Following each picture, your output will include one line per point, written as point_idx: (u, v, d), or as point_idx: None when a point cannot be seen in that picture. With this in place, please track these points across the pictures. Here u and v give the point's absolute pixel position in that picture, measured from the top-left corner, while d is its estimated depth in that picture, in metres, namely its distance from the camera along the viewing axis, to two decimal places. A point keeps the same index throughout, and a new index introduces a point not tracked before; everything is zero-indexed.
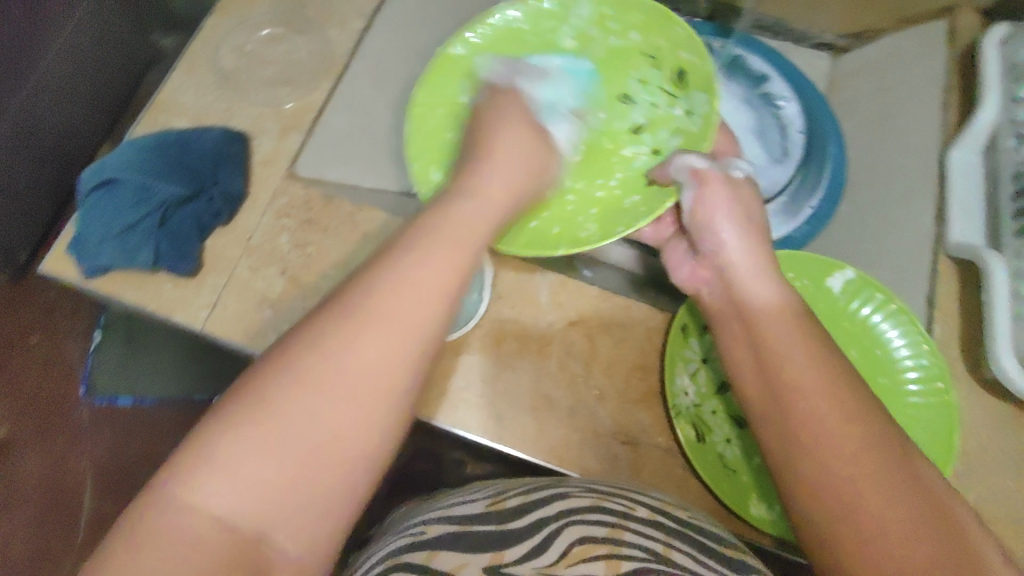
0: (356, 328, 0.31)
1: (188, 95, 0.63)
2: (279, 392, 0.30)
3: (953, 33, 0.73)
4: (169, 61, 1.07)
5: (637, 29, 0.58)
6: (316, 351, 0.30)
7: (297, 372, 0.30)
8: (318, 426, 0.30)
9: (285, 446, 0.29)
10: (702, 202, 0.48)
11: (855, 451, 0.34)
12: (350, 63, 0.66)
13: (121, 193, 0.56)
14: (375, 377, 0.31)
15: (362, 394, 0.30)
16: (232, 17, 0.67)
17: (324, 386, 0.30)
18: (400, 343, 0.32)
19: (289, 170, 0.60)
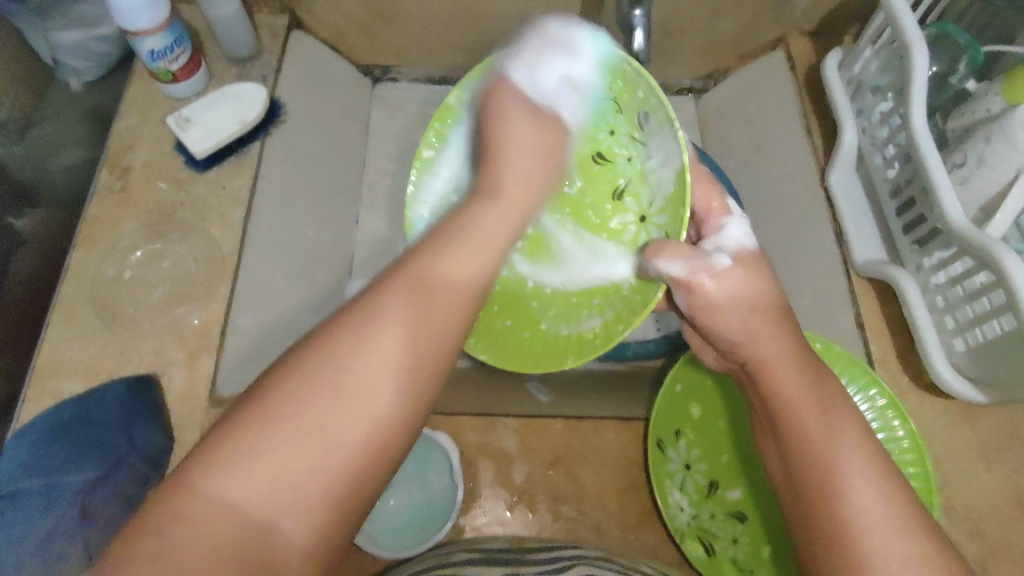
0: (375, 319, 0.36)
1: (72, 349, 0.57)
2: (303, 382, 0.34)
3: (793, 61, 0.78)
4: (32, 244, 0.73)
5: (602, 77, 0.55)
6: (341, 342, 0.35)
7: (293, 391, 0.33)
8: (340, 414, 0.34)
9: (307, 421, 0.33)
10: (699, 300, 0.48)
11: (849, 479, 0.40)
12: (242, 257, 0.62)
13: (26, 501, 0.50)
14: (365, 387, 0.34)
15: (365, 377, 0.34)
16: (99, 246, 0.62)
17: (349, 377, 0.34)
18: (384, 357, 0.35)
19: (211, 398, 0.56)
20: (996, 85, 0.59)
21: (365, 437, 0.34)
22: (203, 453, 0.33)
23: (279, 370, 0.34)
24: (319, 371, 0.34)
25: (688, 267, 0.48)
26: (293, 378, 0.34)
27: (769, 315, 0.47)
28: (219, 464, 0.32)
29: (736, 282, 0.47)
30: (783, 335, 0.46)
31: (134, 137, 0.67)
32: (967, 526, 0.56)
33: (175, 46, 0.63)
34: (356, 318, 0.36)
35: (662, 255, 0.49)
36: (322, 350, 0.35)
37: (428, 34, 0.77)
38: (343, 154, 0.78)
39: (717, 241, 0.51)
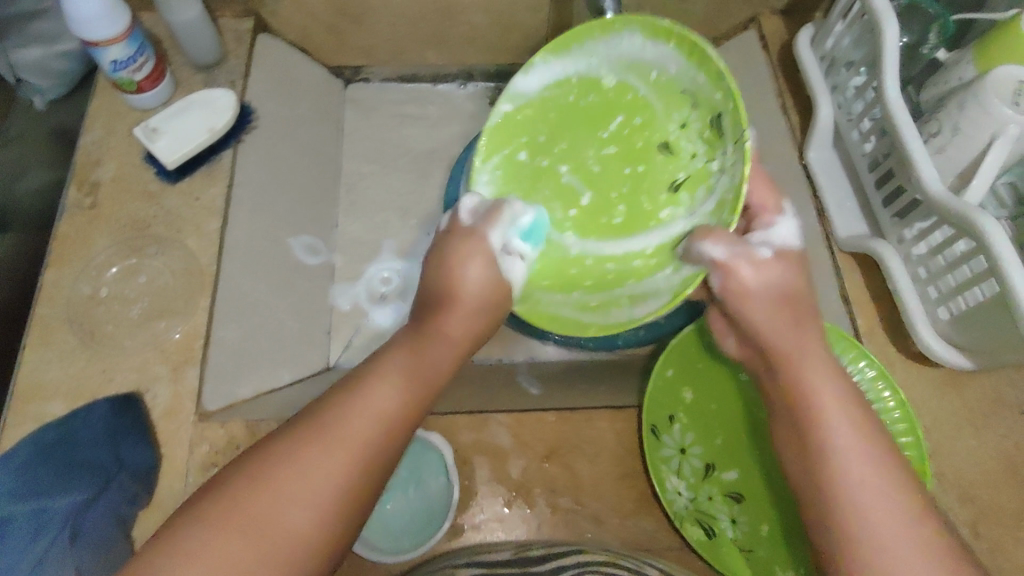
0: (319, 438, 0.37)
1: (50, 371, 0.56)
2: (259, 493, 0.35)
3: (765, 39, 0.78)
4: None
5: (674, 61, 0.49)
6: (297, 455, 0.37)
7: (245, 484, 0.36)
8: (277, 521, 0.35)
9: (258, 514, 0.35)
10: (748, 295, 0.46)
11: (882, 503, 0.39)
12: (221, 268, 0.61)
13: (13, 529, 0.48)
14: (306, 491, 0.36)
15: (314, 477, 0.36)
16: (73, 264, 0.60)
17: (301, 472, 0.36)
18: (334, 456, 0.37)
19: (197, 412, 0.55)
20: (966, 54, 0.59)
21: (301, 541, 0.35)
22: (163, 549, 0.34)
23: (225, 475, 0.37)
24: (276, 473, 0.36)
25: (731, 250, 0.44)
26: (246, 476, 0.36)
27: (796, 316, 0.46)
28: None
29: (774, 275, 0.46)
30: (801, 322, 0.45)
31: (101, 151, 0.65)
32: (959, 491, 0.57)
33: (137, 55, 0.61)
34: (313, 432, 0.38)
35: (717, 241, 0.44)
36: (263, 463, 0.37)
37: (396, 31, 0.76)
38: (319, 158, 0.77)
39: (765, 235, 0.48)
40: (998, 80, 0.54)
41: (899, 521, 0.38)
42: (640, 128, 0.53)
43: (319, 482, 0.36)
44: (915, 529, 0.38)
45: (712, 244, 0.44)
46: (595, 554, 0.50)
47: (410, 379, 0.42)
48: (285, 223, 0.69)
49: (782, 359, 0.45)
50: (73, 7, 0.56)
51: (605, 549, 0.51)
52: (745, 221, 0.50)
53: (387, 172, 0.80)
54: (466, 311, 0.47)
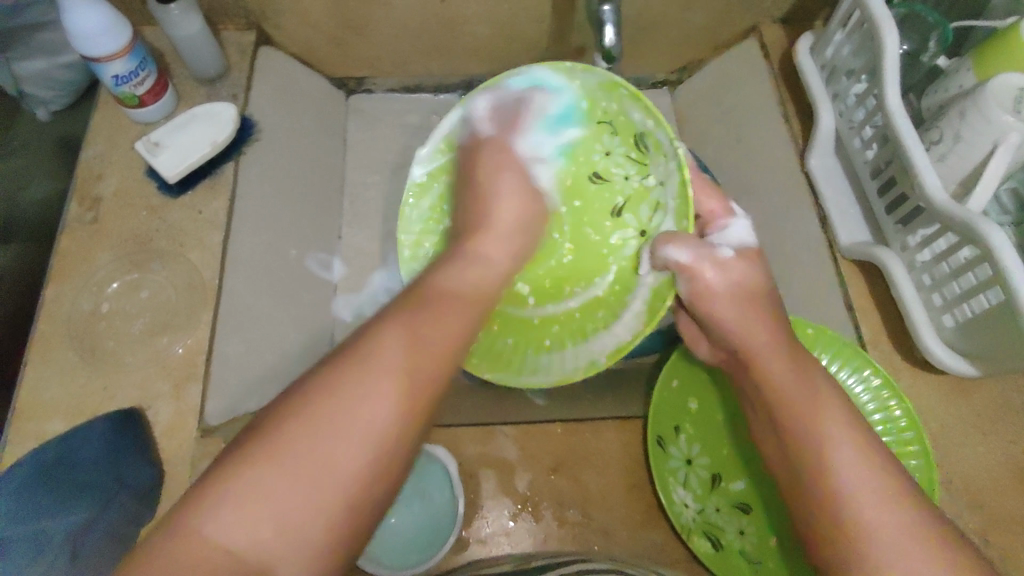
0: (370, 369, 0.37)
1: (52, 388, 0.55)
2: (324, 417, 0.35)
3: (765, 48, 0.78)
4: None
5: (587, 97, 0.57)
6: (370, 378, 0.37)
7: (314, 409, 0.36)
8: (342, 456, 0.35)
9: (308, 453, 0.34)
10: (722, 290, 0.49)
11: (864, 478, 0.41)
12: (223, 282, 0.61)
13: (11, 550, 0.48)
14: (359, 441, 0.35)
15: (369, 425, 0.36)
16: (75, 279, 0.60)
17: (357, 408, 0.36)
18: (398, 391, 0.37)
19: (199, 428, 0.55)
20: (968, 61, 0.59)
21: (309, 521, 0.33)
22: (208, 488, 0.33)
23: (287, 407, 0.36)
24: (336, 403, 0.36)
25: (693, 254, 0.50)
26: (314, 409, 0.36)
27: (765, 312, 0.49)
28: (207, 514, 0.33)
29: (737, 274, 0.49)
30: (767, 315, 0.48)
31: (102, 166, 0.65)
32: (968, 500, 0.56)
33: (139, 69, 0.61)
34: (361, 358, 0.38)
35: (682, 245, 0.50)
36: (332, 390, 0.36)
37: (398, 42, 0.76)
38: (322, 170, 0.77)
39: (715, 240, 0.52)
40: (998, 88, 0.54)
41: (881, 504, 0.40)
42: (569, 167, 0.61)
43: (350, 433, 0.35)
44: (893, 514, 0.39)
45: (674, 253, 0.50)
46: (604, 561, 0.49)
47: (478, 285, 0.47)
48: (287, 236, 0.69)
49: (752, 359, 0.47)
50: (76, 20, 0.56)
51: (610, 559, 0.50)
52: (699, 226, 0.55)
53: (389, 184, 0.80)
54: (496, 232, 0.53)
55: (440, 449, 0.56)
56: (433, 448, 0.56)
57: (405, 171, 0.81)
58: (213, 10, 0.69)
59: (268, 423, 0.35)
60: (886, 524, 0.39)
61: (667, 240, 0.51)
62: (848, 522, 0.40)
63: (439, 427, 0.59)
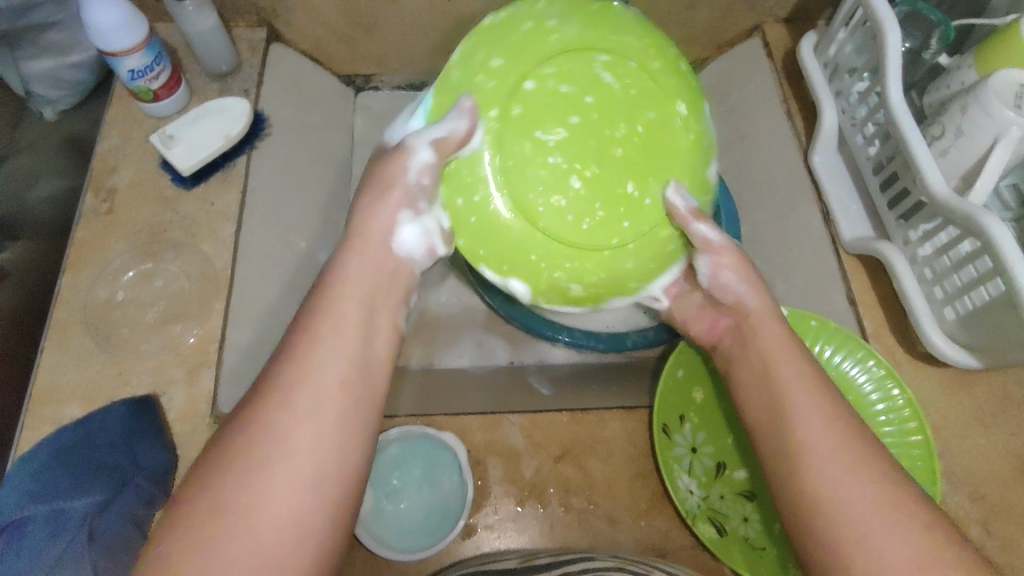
0: (290, 397, 0.37)
1: (68, 375, 0.56)
2: (230, 488, 0.34)
3: (769, 47, 0.79)
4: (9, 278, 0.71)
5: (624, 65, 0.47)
6: (280, 412, 0.36)
7: (234, 452, 0.35)
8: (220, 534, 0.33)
9: (243, 501, 0.34)
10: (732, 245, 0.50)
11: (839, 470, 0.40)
12: (236, 273, 0.62)
13: (32, 529, 0.49)
14: (291, 478, 0.35)
15: (302, 450, 0.36)
16: (90, 269, 0.61)
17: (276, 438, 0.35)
18: (322, 409, 0.37)
19: (212, 414, 0.56)
20: (969, 58, 0.60)
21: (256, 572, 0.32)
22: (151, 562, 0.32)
23: (215, 450, 0.36)
24: (260, 437, 0.35)
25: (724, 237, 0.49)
26: (226, 452, 0.35)
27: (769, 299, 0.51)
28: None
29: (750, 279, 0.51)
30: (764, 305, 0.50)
31: (117, 158, 0.66)
32: (969, 490, 0.57)
33: (154, 63, 0.62)
34: (275, 388, 0.37)
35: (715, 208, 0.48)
36: (250, 426, 0.36)
37: (406, 40, 0.77)
38: (331, 165, 0.78)
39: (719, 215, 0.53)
40: (1000, 84, 0.55)
41: (869, 496, 0.39)
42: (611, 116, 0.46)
43: (283, 462, 0.35)
44: (886, 510, 0.38)
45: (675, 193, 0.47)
46: (606, 561, 0.49)
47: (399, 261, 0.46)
48: (297, 229, 0.70)
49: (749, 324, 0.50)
50: (94, 13, 0.57)
51: (616, 556, 0.50)
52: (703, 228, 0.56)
53: None
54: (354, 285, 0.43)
55: (448, 436, 0.57)
56: (442, 434, 0.56)
57: None
58: (226, 6, 0.70)
59: (194, 475, 0.35)
60: (868, 513, 0.38)
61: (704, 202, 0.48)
62: (836, 527, 0.39)
63: (448, 415, 0.59)
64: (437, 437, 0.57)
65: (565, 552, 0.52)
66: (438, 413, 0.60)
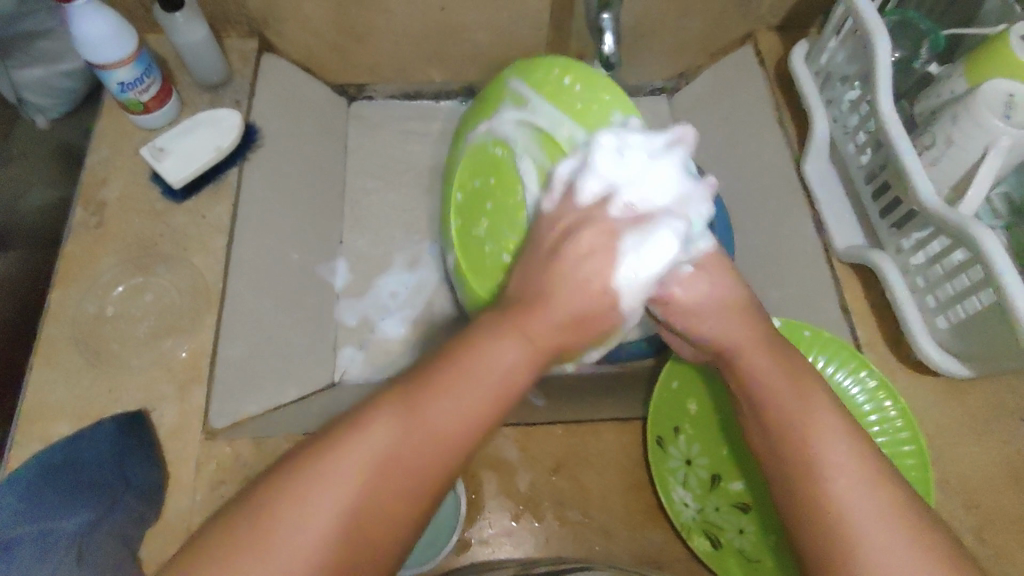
0: (351, 454, 0.34)
1: (58, 391, 0.56)
2: (261, 516, 0.32)
3: (761, 55, 0.79)
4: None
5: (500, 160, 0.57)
6: (351, 465, 0.34)
7: (296, 485, 0.33)
8: (308, 531, 0.32)
9: (287, 533, 0.32)
10: (669, 301, 0.47)
11: (847, 490, 0.40)
12: (227, 286, 0.61)
13: (19, 552, 0.48)
14: (341, 524, 0.33)
15: (358, 504, 0.33)
16: (79, 283, 0.61)
17: (335, 486, 0.33)
18: (400, 485, 0.34)
19: (205, 431, 0.55)
20: (959, 67, 0.60)
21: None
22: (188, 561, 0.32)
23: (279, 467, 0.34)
24: (329, 474, 0.33)
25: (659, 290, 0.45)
26: (297, 476, 0.33)
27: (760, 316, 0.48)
28: (203, 571, 0.31)
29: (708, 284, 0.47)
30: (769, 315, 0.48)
31: (107, 171, 0.65)
32: (963, 499, 0.57)
33: (144, 76, 0.62)
34: (347, 440, 0.34)
35: (639, 281, 0.42)
36: (320, 456, 0.34)
37: (399, 49, 0.77)
38: (322, 175, 0.78)
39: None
40: (989, 94, 0.55)
41: (875, 513, 0.39)
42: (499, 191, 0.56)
43: (347, 513, 0.33)
44: (887, 528, 0.39)
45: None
46: (603, 571, 0.49)
47: (530, 367, 0.38)
48: (289, 240, 0.70)
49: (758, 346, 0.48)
50: (82, 25, 0.57)
51: (613, 567, 0.50)
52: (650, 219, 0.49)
53: (390, 188, 0.81)
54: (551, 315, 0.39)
55: None
56: None
57: (404, 176, 0.82)
58: (217, 17, 0.70)
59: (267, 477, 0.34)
60: (874, 531, 0.38)
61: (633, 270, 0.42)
62: (844, 546, 0.38)
63: None
64: None
65: (563, 564, 0.52)
66: None
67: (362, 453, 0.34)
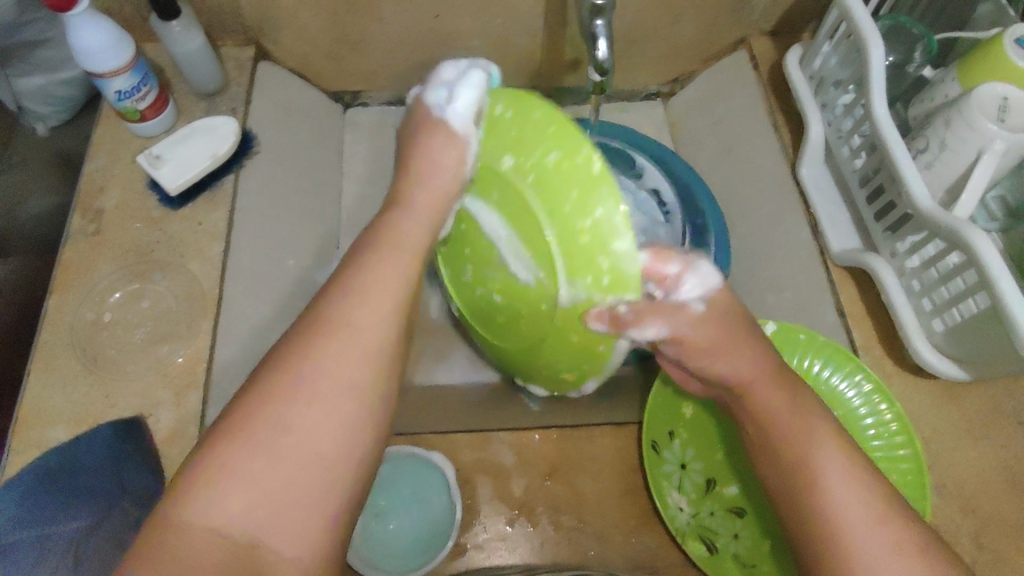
0: (326, 337, 0.35)
1: (54, 397, 0.56)
2: (252, 415, 0.33)
3: (756, 59, 0.80)
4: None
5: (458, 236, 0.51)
6: (319, 336, 0.35)
7: (280, 381, 0.34)
8: (295, 438, 0.33)
9: (293, 421, 0.33)
10: (684, 340, 0.43)
11: (843, 489, 0.40)
12: (223, 293, 0.62)
13: (19, 555, 0.49)
14: (327, 408, 0.34)
15: (338, 384, 0.34)
16: (76, 290, 0.61)
17: (314, 374, 0.34)
18: (358, 354, 0.35)
19: (200, 436, 0.55)
20: (952, 72, 0.61)
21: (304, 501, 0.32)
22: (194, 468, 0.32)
23: (263, 364, 0.35)
24: (303, 362, 0.34)
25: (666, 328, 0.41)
26: (279, 365, 0.34)
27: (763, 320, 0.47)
28: (209, 483, 0.32)
29: None
30: None
31: (105, 178, 0.66)
32: (961, 504, 0.57)
33: (141, 84, 0.62)
34: (312, 324, 0.35)
35: (652, 319, 0.40)
36: (292, 348, 0.35)
37: (395, 56, 0.77)
38: (319, 182, 0.78)
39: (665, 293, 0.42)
40: (983, 97, 0.55)
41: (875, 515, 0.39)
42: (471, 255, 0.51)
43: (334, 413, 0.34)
44: (887, 533, 0.39)
45: (593, 323, 0.40)
46: None
47: (456, 228, 0.42)
48: (286, 246, 0.70)
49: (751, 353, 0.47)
50: (80, 36, 0.57)
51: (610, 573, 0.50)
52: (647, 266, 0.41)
53: (387, 194, 0.82)
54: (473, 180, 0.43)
55: (436, 454, 0.57)
56: (430, 454, 0.57)
57: None
58: (214, 25, 0.70)
59: (256, 378, 0.35)
60: (874, 533, 0.39)
61: (646, 308, 0.40)
62: (843, 549, 0.39)
63: (437, 435, 0.59)
64: (426, 457, 0.57)
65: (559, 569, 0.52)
66: (426, 433, 0.59)
67: (321, 347, 0.35)
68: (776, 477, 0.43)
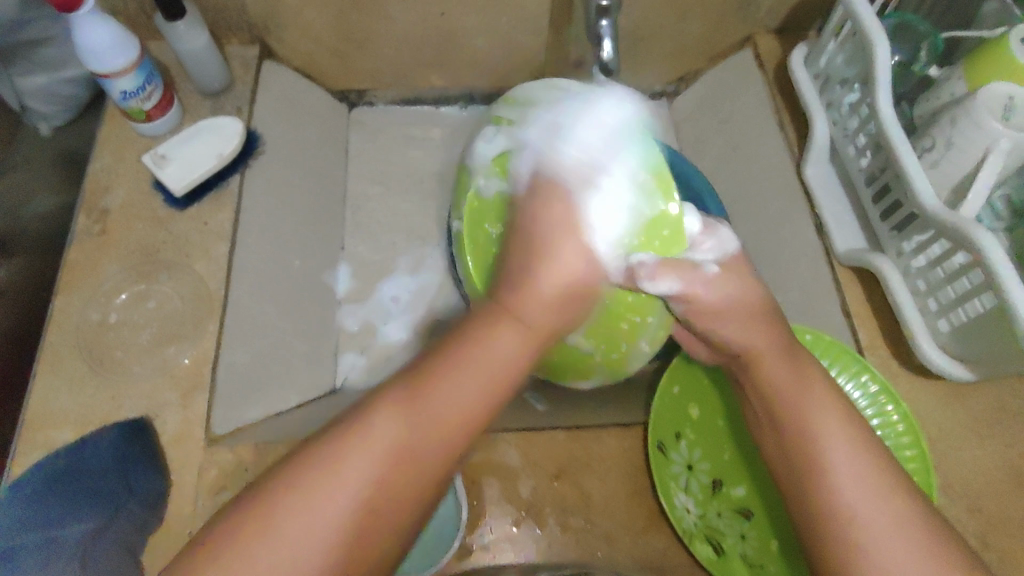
0: (370, 448, 0.37)
1: (61, 399, 0.56)
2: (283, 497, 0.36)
3: (761, 58, 0.80)
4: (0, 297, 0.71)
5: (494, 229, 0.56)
6: (366, 449, 0.37)
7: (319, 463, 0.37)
8: (316, 530, 0.35)
9: (316, 508, 0.35)
10: (694, 299, 0.49)
11: (852, 493, 0.41)
12: (230, 293, 0.62)
13: (23, 559, 0.49)
14: (345, 511, 0.36)
15: (360, 480, 0.36)
16: (82, 291, 0.61)
17: (348, 474, 0.36)
18: (390, 467, 0.37)
19: (207, 437, 0.55)
20: (958, 70, 0.60)
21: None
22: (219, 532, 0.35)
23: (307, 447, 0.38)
24: (345, 464, 0.37)
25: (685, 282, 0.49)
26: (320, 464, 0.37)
27: None
28: (229, 552, 0.34)
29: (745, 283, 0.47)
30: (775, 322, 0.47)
31: (109, 178, 0.66)
32: (967, 504, 0.57)
33: (146, 84, 0.62)
34: (359, 431, 0.38)
35: (665, 274, 0.48)
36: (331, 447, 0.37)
37: (399, 55, 0.77)
38: (324, 181, 0.78)
39: (688, 251, 0.51)
40: (989, 96, 0.55)
41: (884, 520, 0.40)
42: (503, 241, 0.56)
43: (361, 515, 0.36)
44: (895, 538, 0.39)
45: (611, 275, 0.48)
46: None
47: (525, 345, 0.43)
48: (291, 246, 0.70)
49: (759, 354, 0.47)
50: (86, 35, 0.57)
51: None
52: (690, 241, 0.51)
53: (391, 194, 0.81)
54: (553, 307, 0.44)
55: None
56: None
57: (404, 181, 0.82)
58: (218, 24, 0.70)
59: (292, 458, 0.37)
60: (882, 536, 0.39)
61: (660, 266, 0.48)
62: (851, 553, 0.39)
63: None
64: None
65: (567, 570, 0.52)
66: None
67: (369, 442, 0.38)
68: (785, 485, 0.44)
